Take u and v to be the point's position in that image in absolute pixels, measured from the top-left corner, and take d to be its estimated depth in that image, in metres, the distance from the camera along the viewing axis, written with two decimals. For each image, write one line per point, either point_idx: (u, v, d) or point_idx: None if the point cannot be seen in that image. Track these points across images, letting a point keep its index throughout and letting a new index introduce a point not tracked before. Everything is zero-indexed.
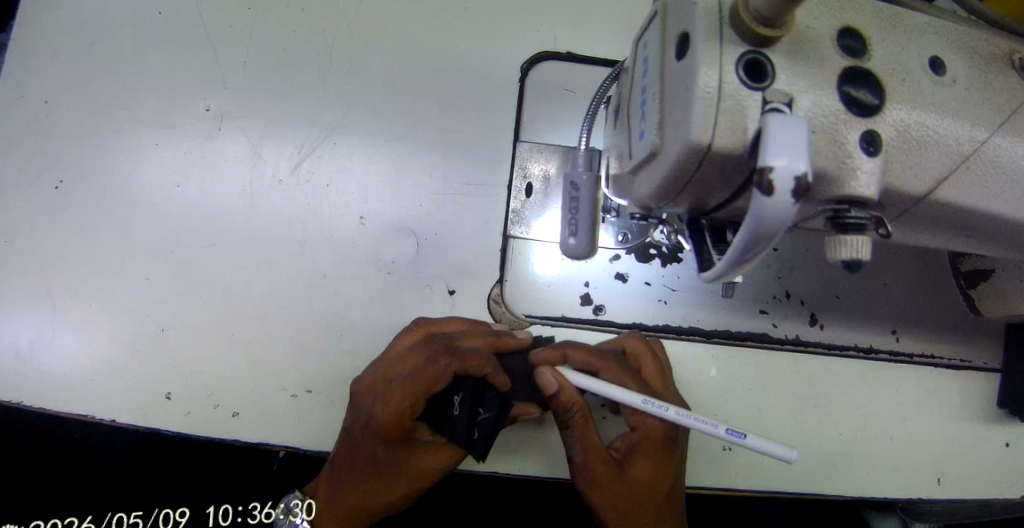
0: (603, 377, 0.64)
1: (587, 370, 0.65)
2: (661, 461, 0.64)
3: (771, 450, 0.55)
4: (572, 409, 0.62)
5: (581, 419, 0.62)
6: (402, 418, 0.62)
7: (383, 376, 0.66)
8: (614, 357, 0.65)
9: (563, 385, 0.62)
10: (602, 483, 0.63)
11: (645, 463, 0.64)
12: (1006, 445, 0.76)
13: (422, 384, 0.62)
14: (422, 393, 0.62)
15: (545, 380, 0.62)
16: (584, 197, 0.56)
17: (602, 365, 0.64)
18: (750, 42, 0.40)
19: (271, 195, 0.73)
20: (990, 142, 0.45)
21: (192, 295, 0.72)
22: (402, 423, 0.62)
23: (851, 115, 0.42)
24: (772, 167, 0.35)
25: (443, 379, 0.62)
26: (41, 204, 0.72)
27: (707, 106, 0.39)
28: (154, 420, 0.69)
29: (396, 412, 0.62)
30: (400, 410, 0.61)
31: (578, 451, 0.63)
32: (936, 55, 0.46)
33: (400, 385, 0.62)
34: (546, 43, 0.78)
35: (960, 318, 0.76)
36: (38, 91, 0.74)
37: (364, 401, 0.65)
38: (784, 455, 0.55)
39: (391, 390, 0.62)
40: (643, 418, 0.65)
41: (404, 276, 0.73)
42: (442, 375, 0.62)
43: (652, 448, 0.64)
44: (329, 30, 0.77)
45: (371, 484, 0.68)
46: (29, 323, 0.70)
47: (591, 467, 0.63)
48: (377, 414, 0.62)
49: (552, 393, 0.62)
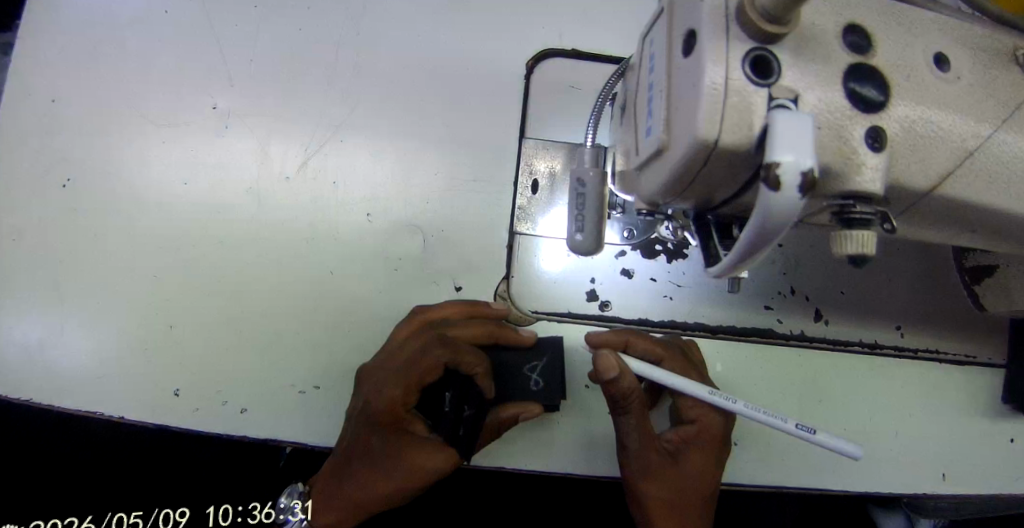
0: (665, 366, 0.67)
1: (649, 358, 0.68)
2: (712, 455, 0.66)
3: (842, 447, 0.60)
4: (631, 397, 0.62)
5: (637, 401, 0.63)
6: (395, 407, 0.66)
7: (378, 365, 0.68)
8: (678, 351, 0.69)
9: (624, 371, 0.61)
10: (657, 472, 0.66)
11: (698, 455, 0.66)
12: (1010, 440, 0.76)
13: (415, 375, 0.67)
14: (413, 383, 0.67)
15: (608, 363, 0.61)
16: (590, 194, 0.57)
17: (667, 355, 0.68)
18: (756, 39, 0.41)
19: (278, 193, 0.74)
20: (995, 138, 0.45)
21: (200, 291, 0.72)
22: (395, 412, 0.67)
23: (856, 111, 0.42)
24: (778, 163, 0.36)
25: (435, 371, 0.67)
26: (49, 203, 0.73)
27: (714, 102, 0.40)
28: (163, 416, 0.70)
29: (389, 402, 0.66)
30: (394, 399, 0.66)
31: (633, 438, 0.64)
32: (940, 51, 0.46)
33: (393, 375, 0.67)
34: (550, 41, 0.79)
35: (964, 313, 0.77)
36: (46, 91, 0.75)
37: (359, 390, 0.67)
38: (853, 452, 0.60)
39: (385, 379, 0.67)
40: (702, 412, 0.67)
41: (411, 272, 0.74)
42: (433, 368, 0.66)
43: (706, 440, 0.66)
44: (335, 28, 0.78)
45: (366, 479, 0.69)
46: (39, 320, 0.71)
47: (648, 457, 0.65)
48: (371, 403, 0.66)
49: (613, 378, 0.61)
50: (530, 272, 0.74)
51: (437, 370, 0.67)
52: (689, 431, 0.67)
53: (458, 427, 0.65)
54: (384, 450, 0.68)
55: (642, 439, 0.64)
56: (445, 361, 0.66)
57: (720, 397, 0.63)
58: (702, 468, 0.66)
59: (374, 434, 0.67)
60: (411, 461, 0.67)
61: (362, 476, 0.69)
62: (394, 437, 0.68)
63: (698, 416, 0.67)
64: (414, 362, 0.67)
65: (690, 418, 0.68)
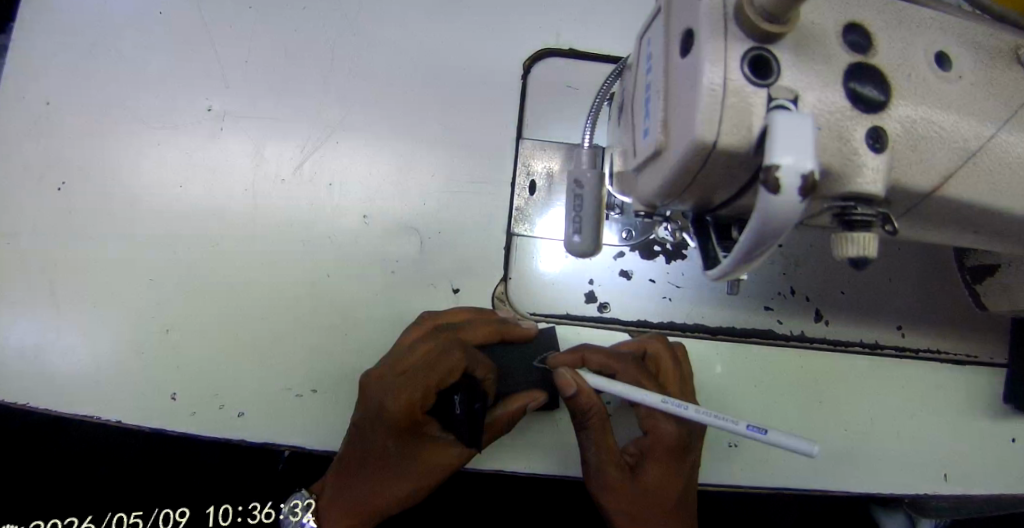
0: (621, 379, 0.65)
1: (605, 372, 0.66)
2: (672, 462, 0.65)
3: (789, 444, 0.52)
4: (590, 413, 0.62)
5: (599, 418, 0.62)
6: (412, 412, 0.64)
7: (392, 368, 0.65)
8: (632, 359, 0.67)
9: (582, 385, 0.61)
10: (617, 485, 0.64)
11: (657, 465, 0.66)
12: (1012, 440, 0.75)
13: (432, 378, 0.64)
14: (430, 387, 0.64)
15: (564, 380, 0.62)
16: (587, 195, 0.57)
17: (623, 368, 0.66)
18: (756, 39, 0.40)
19: (274, 195, 0.73)
20: (997, 138, 0.45)
21: (197, 295, 0.72)
22: (411, 417, 0.64)
23: (857, 112, 0.42)
24: (777, 165, 0.35)
25: (454, 374, 0.64)
26: (43, 205, 0.72)
27: (713, 102, 0.39)
28: (159, 420, 0.69)
29: (407, 405, 0.63)
30: (411, 403, 0.63)
31: (592, 454, 0.64)
32: (941, 50, 0.45)
33: (411, 379, 0.64)
34: (548, 40, 0.78)
35: (965, 313, 0.76)
36: (39, 93, 0.74)
37: (373, 393, 0.65)
38: (805, 449, 0.52)
39: (400, 383, 0.64)
40: (658, 423, 0.66)
41: (409, 274, 0.73)
42: (452, 370, 0.64)
43: (661, 450, 0.65)
44: (331, 28, 0.77)
45: (379, 481, 0.69)
46: (34, 324, 0.70)
47: (606, 471, 0.63)
48: (385, 405, 0.64)
49: (572, 394, 0.61)
50: (528, 274, 0.73)
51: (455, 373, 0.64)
52: (646, 441, 0.67)
53: (474, 426, 0.60)
54: (400, 452, 0.67)
55: (602, 454, 0.63)
56: (467, 364, 0.64)
57: (672, 406, 0.57)
58: (664, 476, 0.65)
59: (389, 436, 0.66)
60: (429, 462, 0.68)
61: (375, 477, 0.69)
62: (409, 439, 0.67)
63: (652, 425, 0.66)
64: (433, 365, 0.64)
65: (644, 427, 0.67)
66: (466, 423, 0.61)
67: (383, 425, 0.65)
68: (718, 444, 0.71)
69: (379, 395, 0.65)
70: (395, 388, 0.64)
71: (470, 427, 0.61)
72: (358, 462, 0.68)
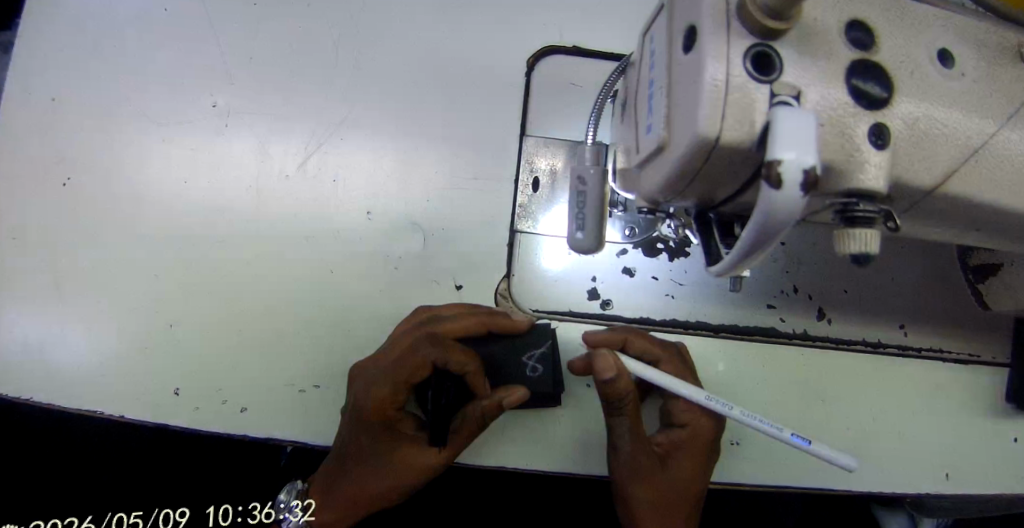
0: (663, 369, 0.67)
1: (647, 359, 0.68)
2: (702, 457, 0.67)
3: (836, 459, 0.60)
4: (626, 397, 0.62)
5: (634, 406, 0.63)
6: (382, 404, 0.65)
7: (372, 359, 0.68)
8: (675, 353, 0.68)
9: (621, 373, 0.60)
10: (645, 473, 0.66)
11: (690, 458, 0.67)
12: (1014, 440, 0.75)
13: (402, 372, 0.65)
14: (400, 381, 0.66)
15: (603, 364, 0.60)
16: (590, 192, 0.57)
17: (664, 358, 0.67)
18: (758, 35, 0.40)
19: (278, 191, 0.74)
20: (999, 136, 0.45)
21: (200, 290, 0.72)
22: (384, 412, 0.66)
23: (860, 108, 0.42)
24: (780, 160, 0.35)
25: (421, 369, 0.66)
26: (48, 201, 0.73)
27: (715, 98, 0.39)
28: (162, 415, 0.70)
29: (377, 401, 0.65)
30: (382, 396, 0.65)
31: (625, 442, 0.64)
32: (944, 47, 0.45)
33: (381, 371, 0.66)
34: (552, 37, 0.78)
35: (967, 312, 0.76)
36: (45, 89, 0.74)
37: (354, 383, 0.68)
38: (847, 464, 0.60)
39: (372, 376, 0.66)
40: (696, 417, 0.67)
41: (412, 271, 0.73)
42: (421, 365, 0.65)
43: (697, 444, 0.66)
44: (335, 25, 0.77)
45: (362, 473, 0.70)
46: (39, 320, 0.71)
47: (639, 458, 0.65)
48: (359, 400, 0.66)
49: (609, 379, 0.60)
50: (531, 270, 0.73)
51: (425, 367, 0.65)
52: (682, 436, 0.67)
53: (439, 421, 0.62)
54: (377, 450, 0.68)
55: (635, 443, 0.64)
56: (434, 358, 0.65)
57: (718, 405, 0.62)
58: (692, 470, 0.67)
59: (365, 433, 0.67)
60: (409, 461, 0.68)
61: (358, 474, 0.70)
62: (386, 436, 0.68)
63: (690, 419, 0.67)
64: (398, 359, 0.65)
65: (683, 421, 0.68)
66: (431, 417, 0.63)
67: (358, 421, 0.67)
68: (719, 442, 0.71)
69: (353, 390, 0.67)
70: (368, 380, 0.66)
71: (433, 421, 0.63)
72: (342, 459, 0.70)
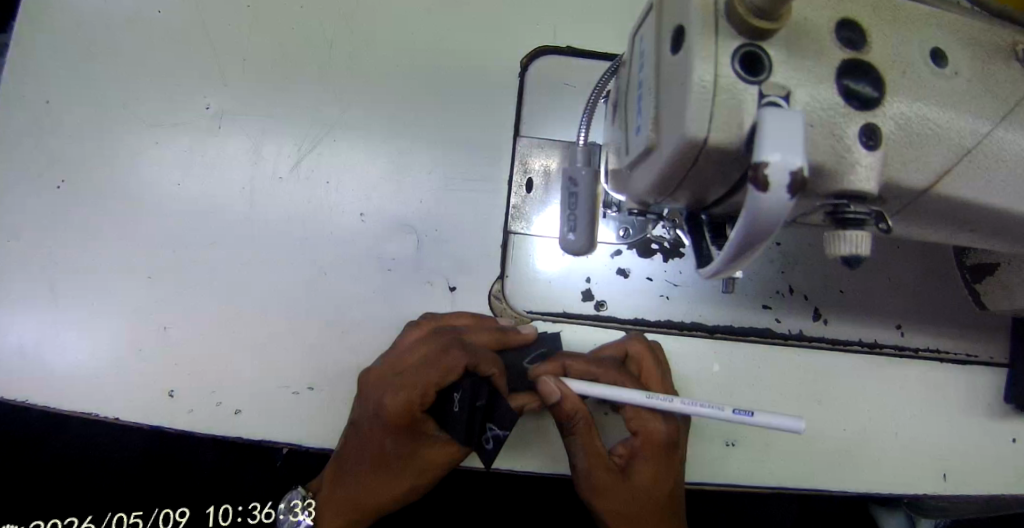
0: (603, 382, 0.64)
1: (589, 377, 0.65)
2: (661, 461, 0.64)
3: (779, 422, 0.60)
4: (576, 417, 0.62)
5: (584, 421, 0.63)
6: (410, 409, 0.63)
7: (390, 367, 0.66)
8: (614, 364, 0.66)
9: (566, 392, 0.62)
10: (609, 489, 0.64)
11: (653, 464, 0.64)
12: (1013, 441, 0.75)
13: (435, 376, 0.62)
14: (432, 385, 0.62)
15: (546, 388, 0.62)
16: (582, 193, 0.57)
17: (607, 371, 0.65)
18: (747, 36, 0.40)
19: (271, 192, 0.74)
20: (993, 136, 0.44)
21: (194, 293, 0.72)
22: (410, 417, 0.64)
23: (851, 109, 0.41)
24: (766, 162, 0.35)
25: (454, 374, 0.62)
26: (41, 204, 0.73)
27: (703, 99, 0.39)
28: (156, 417, 0.70)
29: (405, 407, 0.63)
30: (409, 402, 0.63)
31: (581, 461, 0.64)
32: (937, 47, 0.45)
33: (415, 376, 0.63)
34: (546, 38, 0.78)
35: (965, 312, 0.75)
36: (38, 92, 0.74)
37: (373, 392, 0.66)
38: (793, 426, 0.59)
39: (402, 382, 0.63)
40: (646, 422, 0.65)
41: (406, 272, 0.73)
42: (453, 370, 0.63)
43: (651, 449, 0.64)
44: (328, 26, 0.77)
45: (372, 479, 0.69)
46: (32, 322, 0.71)
47: (594, 472, 0.64)
48: (387, 405, 0.63)
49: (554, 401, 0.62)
50: (525, 272, 0.73)
51: (457, 372, 0.63)
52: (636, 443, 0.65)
53: (471, 425, 0.63)
54: (397, 450, 0.67)
55: (590, 457, 0.63)
56: (467, 363, 0.63)
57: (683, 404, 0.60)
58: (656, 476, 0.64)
59: (388, 435, 0.66)
60: (428, 462, 0.67)
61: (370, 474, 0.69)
62: (407, 437, 0.66)
63: (642, 426, 0.65)
64: (432, 363, 0.63)
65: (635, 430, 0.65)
66: (464, 421, 0.62)
67: (383, 424, 0.65)
68: (716, 443, 0.70)
69: (379, 395, 0.65)
70: (396, 386, 0.63)
71: (469, 428, 0.63)
72: (356, 459, 0.68)
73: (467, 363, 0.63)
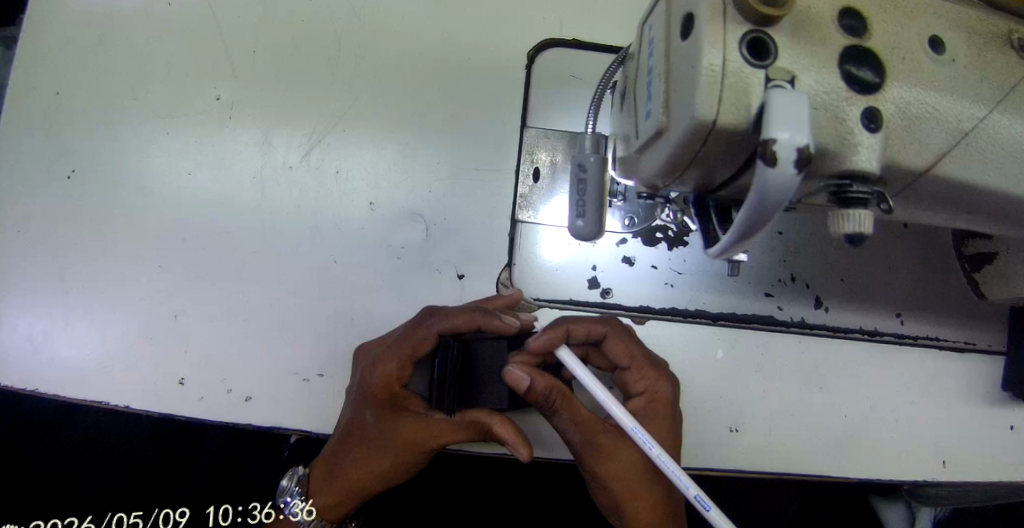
0: (610, 342, 0.68)
1: (593, 338, 0.68)
2: (668, 420, 0.65)
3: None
4: (552, 394, 0.63)
5: (561, 398, 0.64)
6: (390, 383, 0.67)
7: (379, 343, 0.70)
8: (621, 326, 0.69)
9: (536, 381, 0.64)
10: (611, 454, 0.65)
11: (658, 423, 0.64)
12: (1010, 427, 0.76)
13: (408, 347, 0.67)
14: (406, 356, 0.67)
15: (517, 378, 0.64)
16: (591, 179, 0.59)
17: (611, 333, 0.68)
18: (754, 22, 0.42)
19: (282, 182, 0.75)
20: (989, 120, 0.46)
21: (205, 281, 0.73)
22: (391, 388, 0.68)
23: (853, 92, 0.43)
24: (774, 140, 0.36)
25: (427, 344, 0.67)
26: (55, 195, 0.74)
27: (712, 83, 0.40)
28: (167, 404, 0.71)
29: (385, 377, 0.67)
30: (389, 375, 0.67)
31: (576, 434, 0.65)
32: (936, 34, 0.47)
33: (389, 350, 0.68)
34: (552, 31, 0.79)
35: (964, 301, 0.77)
36: (51, 84, 0.76)
37: (359, 364, 0.70)
38: None
39: (382, 353, 0.68)
40: (654, 383, 0.66)
41: (414, 261, 0.74)
42: (426, 339, 0.67)
43: (658, 409, 0.65)
44: (338, 19, 0.78)
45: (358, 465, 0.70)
46: (45, 310, 0.72)
47: (595, 439, 0.65)
48: (370, 372, 0.67)
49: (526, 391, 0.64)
50: (531, 261, 0.74)
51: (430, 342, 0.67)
52: (641, 404, 0.66)
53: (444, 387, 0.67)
54: (381, 428, 0.68)
55: (579, 427, 0.64)
56: (439, 333, 0.67)
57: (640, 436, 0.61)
58: (664, 435, 0.64)
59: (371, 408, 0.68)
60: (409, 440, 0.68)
61: (361, 460, 0.70)
62: (388, 415, 0.68)
63: (647, 387, 0.66)
64: (408, 335, 0.68)
65: (641, 390, 0.66)
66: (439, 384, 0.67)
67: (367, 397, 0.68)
68: (719, 430, 0.72)
69: (362, 366, 0.69)
70: (375, 360, 0.68)
71: (441, 387, 0.67)
72: (348, 444, 0.70)
73: (438, 335, 0.67)
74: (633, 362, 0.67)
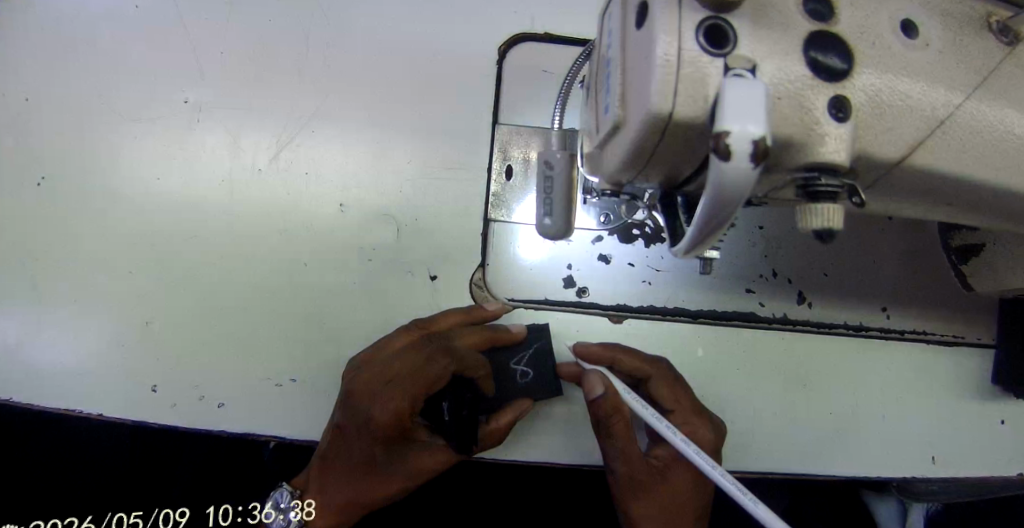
0: (654, 382, 0.69)
1: (638, 374, 0.69)
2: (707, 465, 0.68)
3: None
4: (614, 415, 0.65)
5: (620, 427, 0.66)
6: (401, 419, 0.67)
7: (382, 376, 0.67)
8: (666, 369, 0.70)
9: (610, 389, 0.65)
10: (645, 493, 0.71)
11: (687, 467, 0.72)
12: (1001, 423, 0.74)
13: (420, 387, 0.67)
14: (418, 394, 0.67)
15: (592, 381, 0.66)
16: (558, 174, 0.57)
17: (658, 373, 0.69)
18: (712, 7, 0.39)
19: (251, 184, 0.73)
20: (966, 106, 0.44)
21: (176, 287, 0.72)
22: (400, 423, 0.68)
23: (819, 80, 0.41)
24: (727, 131, 0.34)
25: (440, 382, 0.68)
26: (24, 202, 0.72)
27: (667, 74, 0.38)
28: (140, 413, 0.70)
29: (396, 413, 0.67)
30: (399, 411, 0.67)
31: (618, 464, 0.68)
32: (908, 18, 0.44)
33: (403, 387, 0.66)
34: (524, 24, 0.77)
35: (951, 294, 0.75)
36: (17, 89, 0.74)
37: (363, 401, 0.67)
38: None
39: (392, 392, 0.67)
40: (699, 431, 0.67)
41: (386, 263, 0.72)
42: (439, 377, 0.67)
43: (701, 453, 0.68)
44: (305, 17, 0.76)
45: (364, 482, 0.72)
46: (16, 319, 0.71)
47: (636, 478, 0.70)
48: (377, 410, 0.67)
49: (597, 396, 0.65)
50: (506, 261, 0.73)
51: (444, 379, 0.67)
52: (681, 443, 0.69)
53: (460, 432, 0.63)
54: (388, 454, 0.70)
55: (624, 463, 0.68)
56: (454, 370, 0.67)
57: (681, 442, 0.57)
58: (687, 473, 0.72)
59: (379, 441, 0.69)
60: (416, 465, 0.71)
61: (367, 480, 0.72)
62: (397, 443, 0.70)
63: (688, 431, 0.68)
64: (421, 373, 0.67)
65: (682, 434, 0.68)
66: (454, 429, 0.64)
67: (374, 431, 0.68)
68: None
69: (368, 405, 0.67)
70: (385, 396, 0.67)
71: (457, 434, 0.64)
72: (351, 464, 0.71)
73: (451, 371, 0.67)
74: (679, 405, 0.69)
